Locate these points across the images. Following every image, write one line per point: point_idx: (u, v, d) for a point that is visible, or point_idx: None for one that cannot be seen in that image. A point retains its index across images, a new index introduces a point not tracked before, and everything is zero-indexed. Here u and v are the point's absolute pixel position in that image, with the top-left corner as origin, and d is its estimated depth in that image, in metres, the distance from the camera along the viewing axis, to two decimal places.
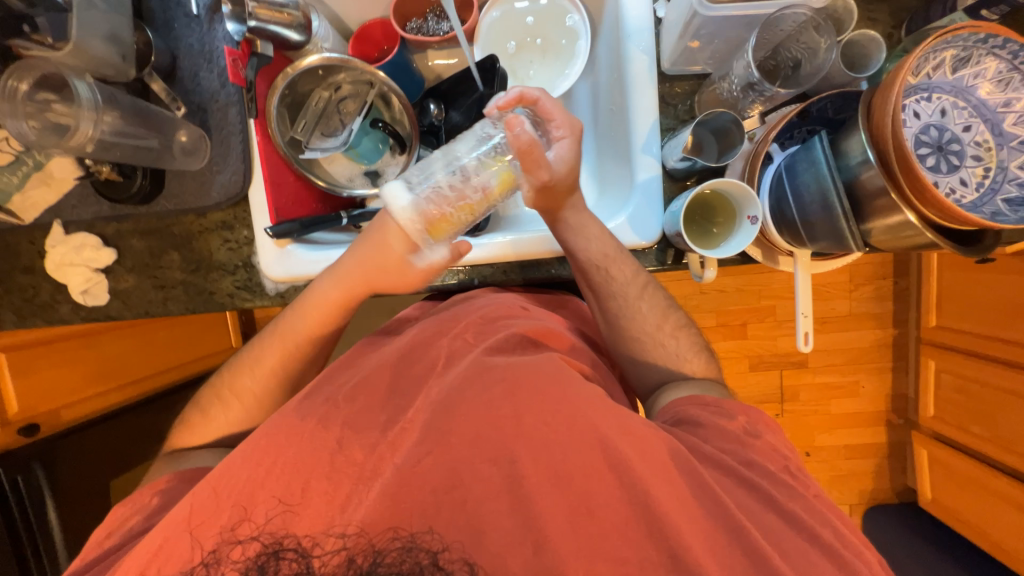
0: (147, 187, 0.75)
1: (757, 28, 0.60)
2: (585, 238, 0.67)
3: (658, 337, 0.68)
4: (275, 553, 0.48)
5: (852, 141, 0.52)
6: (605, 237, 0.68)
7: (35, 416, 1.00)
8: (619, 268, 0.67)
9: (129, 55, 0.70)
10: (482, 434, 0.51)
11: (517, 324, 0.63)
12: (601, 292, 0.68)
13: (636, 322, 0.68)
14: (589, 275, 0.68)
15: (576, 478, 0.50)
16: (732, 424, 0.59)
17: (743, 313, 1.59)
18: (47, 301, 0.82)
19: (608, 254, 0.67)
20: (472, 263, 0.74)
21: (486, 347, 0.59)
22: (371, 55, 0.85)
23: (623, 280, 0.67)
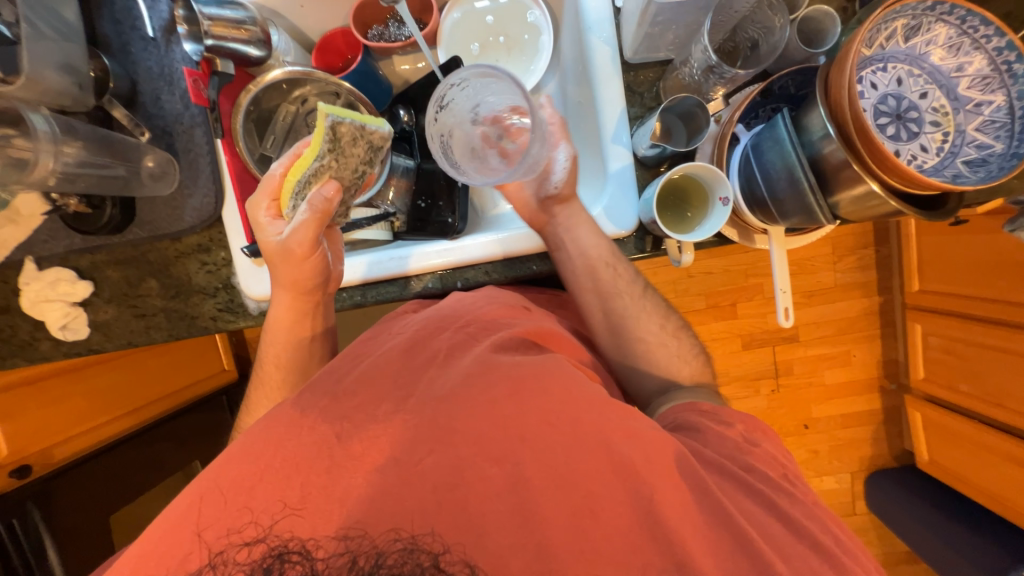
0: (117, 216, 0.75)
1: (711, 12, 0.60)
2: (593, 240, 0.71)
3: (659, 337, 0.72)
4: (280, 556, 0.44)
5: (812, 116, 0.53)
6: (610, 239, 0.72)
7: (25, 457, 0.98)
8: (623, 268, 0.72)
9: (87, 84, 0.68)
10: (478, 429, 0.50)
11: (512, 325, 0.63)
12: (606, 292, 0.72)
13: (639, 323, 0.72)
14: (597, 274, 0.71)
15: (571, 474, 0.49)
16: (731, 432, 0.60)
17: (731, 293, 1.61)
18: (27, 339, 0.81)
19: (611, 253, 0.71)
20: (453, 266, 0.74)
21: (490, 345, 0.59)
22: (336, 65, 0.84)
23: (626, 280, 0.72)
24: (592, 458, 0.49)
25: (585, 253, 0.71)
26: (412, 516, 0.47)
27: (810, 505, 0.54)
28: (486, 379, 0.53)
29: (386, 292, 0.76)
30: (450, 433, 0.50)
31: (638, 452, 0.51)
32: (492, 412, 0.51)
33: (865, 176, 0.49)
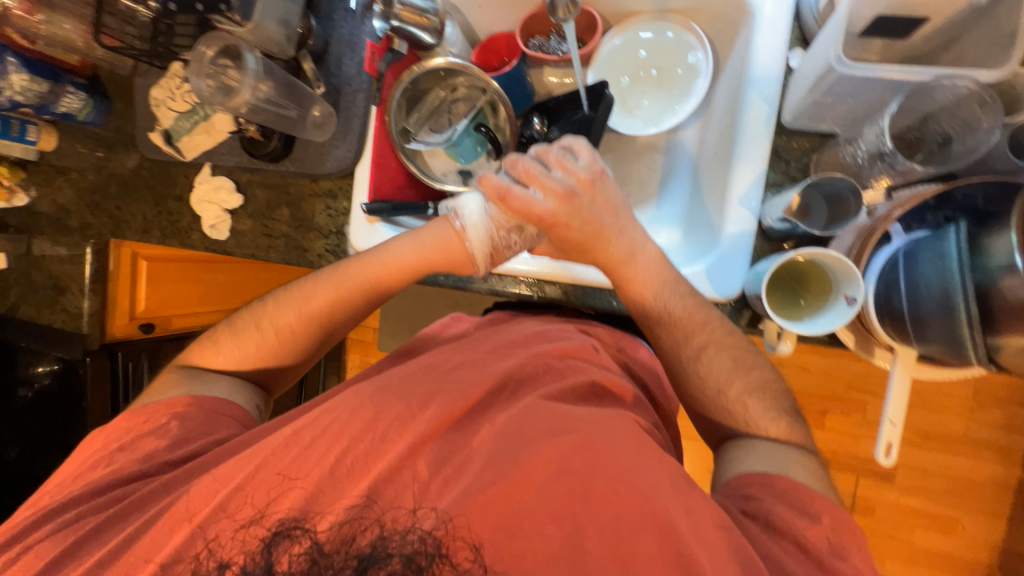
0: (278, 149, 0.86)
1: (901, 94, 0.52)
2: (667, 296, 0.65)
3: (720, 402, 0.64)
4: (288, 530, 0.52)
5: (999, 240, 0.44)
6: (681, 292, 0.65)
7: (154, 318, 1.26)
8: (683, 325, 0.65)
9: (292, 38, 0.82)
10: (542, 485, 0.52)
11: (577, 369, 0.63)
12: (662, 344, 0.67)
13: (696, 382, 0.65)
14: (653, 326, 0.67)
15: (629, 546, 0.49)
16: (815, 531, 0.51)
17: (824, 399, 1.41)
18: (185, 226, 0.99)
19: (670, 311, 0.65)
20: (535, 276, 0.76)
21: (544, 393, 0.59)
22: (492, 64, 0.89)
23: (696, 337, 0.64)
24: (633, 526, 0.49)
25: (645, 307, 0.67)
26: (472, 521, 0.51)
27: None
28: (549, 430, 0.54)
29: (465, 281, 0.80)
30: (517, 466, 0.52)
31: (703, 548, 0.48)
32: (554, 461, 0.52)
33: None
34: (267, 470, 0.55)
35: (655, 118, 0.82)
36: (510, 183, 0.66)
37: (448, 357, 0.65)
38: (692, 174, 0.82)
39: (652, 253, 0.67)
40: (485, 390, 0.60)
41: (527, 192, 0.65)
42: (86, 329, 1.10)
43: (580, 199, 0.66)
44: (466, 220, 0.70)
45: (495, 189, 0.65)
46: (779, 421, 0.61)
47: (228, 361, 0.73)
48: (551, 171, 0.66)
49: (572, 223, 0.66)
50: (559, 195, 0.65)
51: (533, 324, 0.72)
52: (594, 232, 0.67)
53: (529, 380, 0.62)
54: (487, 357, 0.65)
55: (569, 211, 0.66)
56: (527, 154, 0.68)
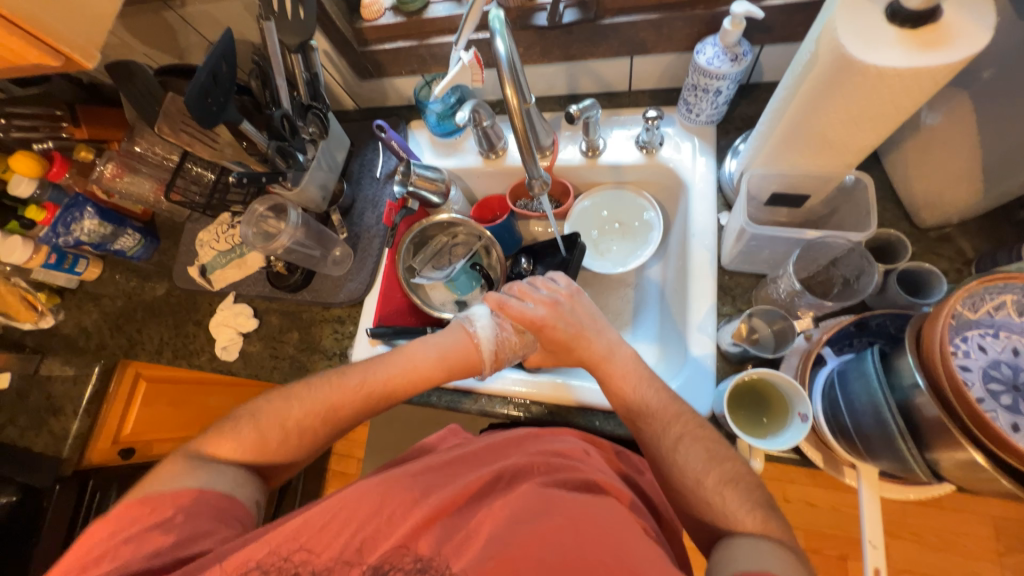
0: (299, 282, 1.01)
1: (801, 247, 0.68)
2: (646, 399, 0.70)
3: (701, 493, 0.60)
4: None
5: (902, 361, 0.52)
6: (663, 393, 0.70)
7: (135, 443, 1.28)
8: (673, 419, 0.67)
9: (327, 196, 1.01)
10: (543, 572, 0.51)
11: (571, 468, 0.64)
12: (648, 445, 0.68)
13: (677, 477, 0.63)
14: (639, 422, 0.70)
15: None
16: None
17: (841, 542, 1.33)
18: (198, 347, 1.07)
19: (647, 404, 0.70)
20: (526, 395, 0.83)
21: (544, 479, 0.61)
22: (487, 217, 1.09)
23: (681, 428, 0.66)
24: None
25: (626, 400, 0.72)
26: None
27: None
28: (539, 511, 0.56)
29: (456, 402, 0.86)
30: (511, 544, 0.53)
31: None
32: (552, 547, 0.52)
33: (966, 442, 0.46)
34: (279, 551, 0.55)
35: (621, 260, 0.97)
36: (507, 297, 0.81)
37: (449, 457, 0.68)
38: (659, 304, 0.94)
39: (629, 352, 0.76)
40: (483, 479, 0.62)
41: (521, 303, 0.79)
42: (65, 454, 1.07)
43: (564, 307, 0.79)
44: (478, 326, 0.79)
45: (495, 300, 0.80)
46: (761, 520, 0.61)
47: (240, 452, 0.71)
48: (539, 288, 0.82)
49: (558, 325, 0.77)
50: (550, 303, 0.79)
51: (535, 433, 0.74)
52: (577, 331, 0.77)
53: (526, 473, 0.64)
54: (485, 456, 0.69)
55: (557, 315, 0.78)
56: (521, 282, 0.85)
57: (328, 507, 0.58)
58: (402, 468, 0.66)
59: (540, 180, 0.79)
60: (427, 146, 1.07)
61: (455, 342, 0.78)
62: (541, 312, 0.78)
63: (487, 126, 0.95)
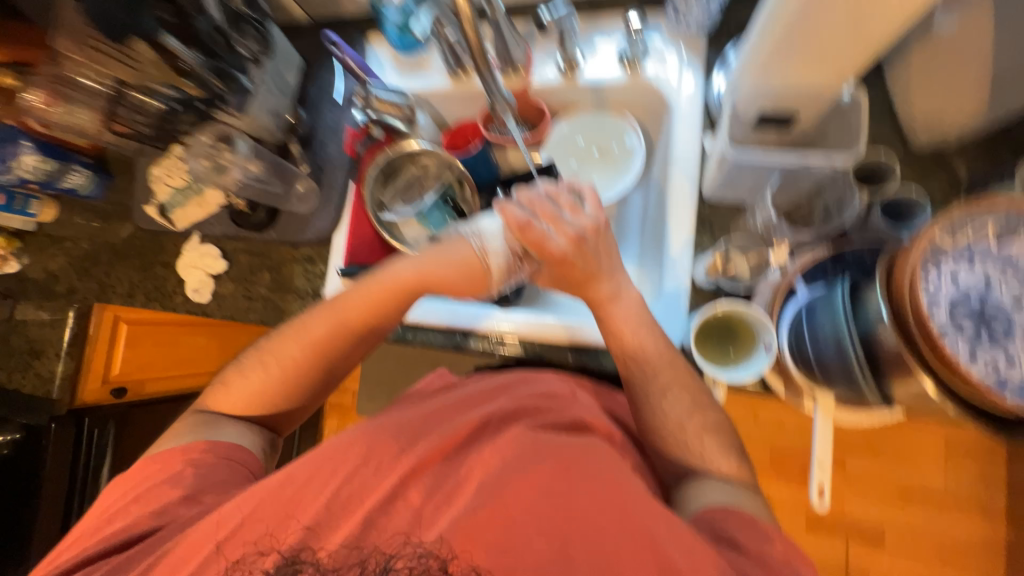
0: (263, 219, 0.96)
1: (781, 173, 0.64)
2: (620, 339, 0.69)
3: (682, 437, 0.66)
4: None
5: (872, 294, 0.51)
6: (649, 333, 0.69)
7: (126, 381, 1.30)
8: (658, 361, 0.68)
9: (282, 125, 0.93)
10: (534, 502, 0.54)
11: (560, 410, 0.66)
12: (634, 387, 0.69)
13: (659, 420, 0.67)
14: (629, 366, 0.69)
15: (617, 560, 0.50)
16: (768, 548, 0.54)
17: (802, 455, 1.43)
18: (169, 290, 1.04)
19: (642, 349, 0.69)
20: (522, 336, 0.81)
21: (535, 423, 0.63)
22: (462, 144, 1.00)
23: (666, 375, 0.67)
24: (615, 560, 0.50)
25: (623, 342, 0.70)
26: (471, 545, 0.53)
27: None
28: (536, 454, 0.58)
29: (432, 339, 0.86)
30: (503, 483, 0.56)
31: (686, 557, 0.49)
32: (543, 483, 0.55)
33: (923, 374, 0.46)
34: (296, 479, 0.60)
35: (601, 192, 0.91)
36: (528, 216, 0.69)
37: (443, 403, 0.69)
38: (640, 236, 0.90)
39: (636, 294, 0.71)
40: (472, 425, 0.63)
41: (541, 231, 0.69)
42: (57, 394, 1.10)
43: (587, 241, 0.69)
44: (488, 246, 0.75)
45: (518, 220, 0.69)
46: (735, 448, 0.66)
47: (241, 389, 0.75)
48: (565, 212, 0.69)
49: (578, 263, 0.70)
50: (576, 234, 0.69)
51: (523, 373, 0.74)
52: (592, 273, 0.70)
53: (516, 417, 0.65)
54: (475, 398, 0.69)
55: (577, 252, 0.69)
56: (542, 191, 0.71)
57: (331, 448, 0.62)
58: (395, 414, 0.68)
59: (501, 98, 0.72)
60: (390, 64, 0.97)
61: (445, 265, 0.74)
62: (563, 245, 0.69)
63: (453, 41, 0.84)
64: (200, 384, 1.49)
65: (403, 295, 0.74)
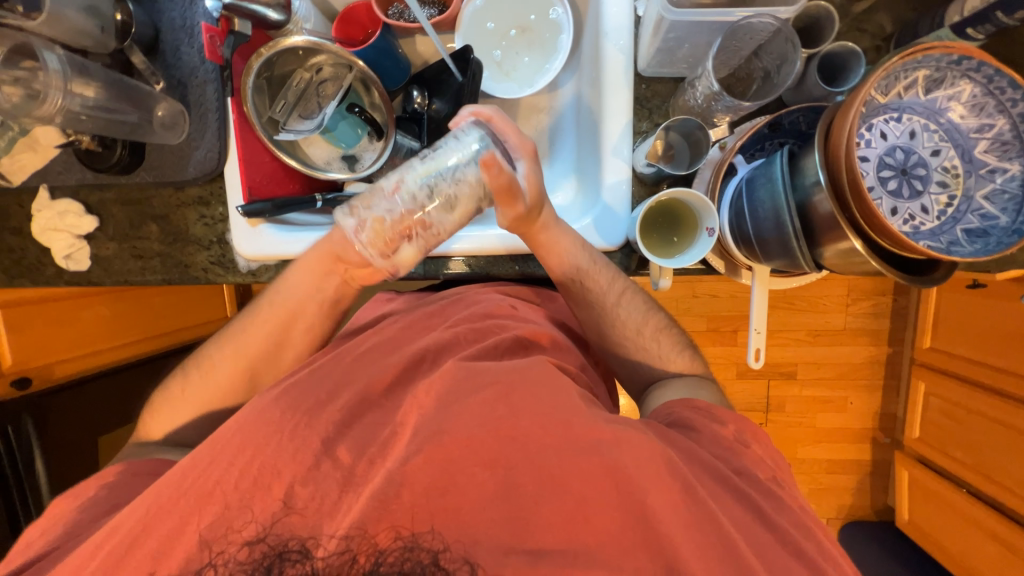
0: (126, 158, 0.77)
1: (723, 35, 0.58)
2: (557, 255, 0.67)
3: (640, 341, 0.71)
4: (280, 554, 0.48)
5: (809, 160, 0.51)
6: (579, 248, 0.67)
7: (28, 370, 1.12)
8: (594, 279, 0.68)
9: (110, 28, 0.70)
10: (480, 435, 0.53)
11: (512, 325, 0.67)
12: (579, 300, 0.70)
13: (618, 329, 0.70)
14: (568, 286, 0.69)
15: (574, 464, 0.51)
16: (727, 432, 0.61)
17: (734, 319, 1.59)
18: (34, 262, 0.86)
19: (580, 267, 0.67)
20: (466, 254, 0.75)
21: (476, 351, 0.62)
22: (357, 38, 0.84)
23: (602, 288, 0.69)
24: (578, 468, 0.51)
25: (559, 265, 0.68)
26: (412, 496, 0.50)
27: (798, 516, 0.55)
28: (477, 385, 0.57)
29: None
30: (445, 427, 0.54)
31: (631, 460, 0.52)
32: (481, 416, 0.54)
33: (852, 234, 0.48)
34: (224, 458, 0.53)
35: (528, 80, 0.81)
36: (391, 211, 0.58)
37: (374, 342, 0.67)
38: (574, 129, 0.83)
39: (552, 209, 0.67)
40: (404, 366, 0.63)
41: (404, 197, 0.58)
42: None
43: (530, 210, 0.62)
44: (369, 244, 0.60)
45: (501, 182, 0.56)
46: (653, 334, 0.71)
47: (203, 376, 0.70)
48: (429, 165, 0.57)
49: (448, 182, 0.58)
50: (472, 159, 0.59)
51: (462, 291, 0.76)
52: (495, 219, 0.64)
53: (453, 347, 0.65)
54: (407, 334, 0.68)
55: (521, 220, 0.62)
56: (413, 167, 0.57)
57: (229, 428, 0.55)
58: (313, 371, 0.64)
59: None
60: None
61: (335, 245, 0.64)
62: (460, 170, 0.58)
63: None
64: (138, 353, 1.35)
65: (315, 262, 0.67)
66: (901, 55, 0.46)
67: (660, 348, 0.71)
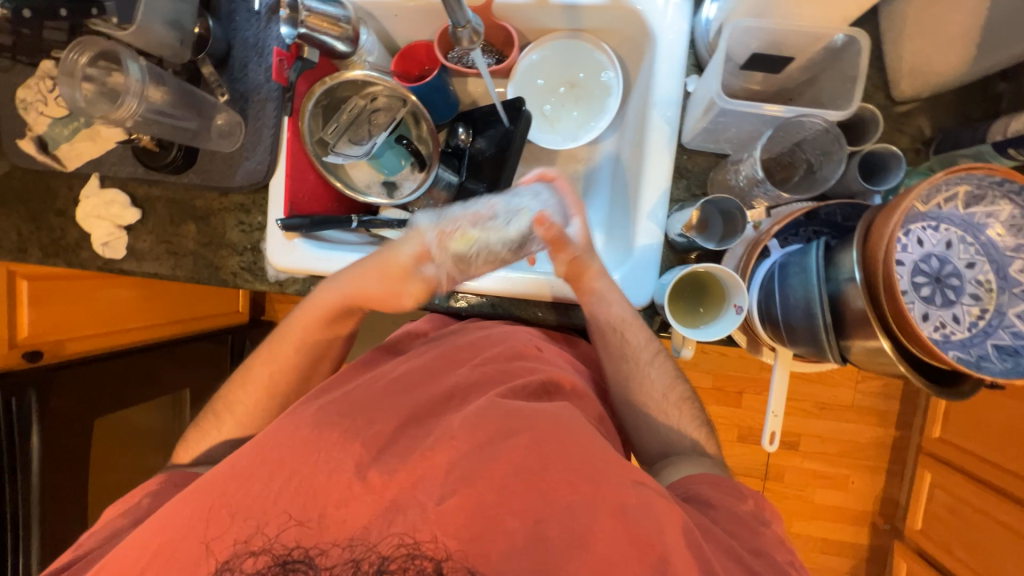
0: (178, 161, 0.80)
1: (774, 126, 0.61)
2: (605, 302, 0.68)
3: (663, 405, 0.70)
4: (284, 564, 0.52)
5: (845, 256, 0.51)
6: (625, 301, 0.69)
7: (41, 344, 1.12)
8: (633, 334, 0.68)
9: (187, 41, 0.74)
10: (503, 481, 0.54)
11: (532, 371, 0.66)
12: (613, 352, 0.70)
13: (644, 388, 0.69)
14: (605, 336, 0.69)
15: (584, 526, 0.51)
16: (742, 511, 0.59)
17: (741, 381, 1.58)
18: (72, 244, 0.88)
19: (621, 320, 0.68)
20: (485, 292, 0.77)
21: (502, 391, 0.61)
22: (413, 73, 0.88)
23: (637, 345, 0.69)
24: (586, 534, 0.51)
25: (597, 314, 0.69)
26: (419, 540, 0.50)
27: None
28: (493, 432, 0.56)
29: None
30: (460, 473, 0.54)
31: (641, 533, 0.51)
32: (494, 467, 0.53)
33: (881, 334, 0.48)
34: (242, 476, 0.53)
35: (573, 134, 0.85)
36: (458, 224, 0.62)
37: (396, 369, 0.67)
38: (610, 184, 0.85)
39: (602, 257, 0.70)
40: (419, 403, 0.62)
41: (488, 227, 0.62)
42: None
43: (582, 252, 0.67)
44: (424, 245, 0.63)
45: (551, 234, 0.63)
46: (675, 403, 0.70)
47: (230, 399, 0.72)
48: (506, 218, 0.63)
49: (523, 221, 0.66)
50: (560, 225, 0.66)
51: (486, 325, 0.76)
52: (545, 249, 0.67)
53: (479, 388, 0.64)
54: (427, 364, 0.68)
55: (575, 264, 0.68)
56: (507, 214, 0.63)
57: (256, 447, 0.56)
58: (345, 391, 0.64)
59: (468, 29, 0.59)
60: None
61: (372, 270, 0.64)
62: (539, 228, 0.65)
63: None
64: (149, 338, 1.36)
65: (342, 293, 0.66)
66: (955, 168, 0.48)
67: (682, 418, 0.70)
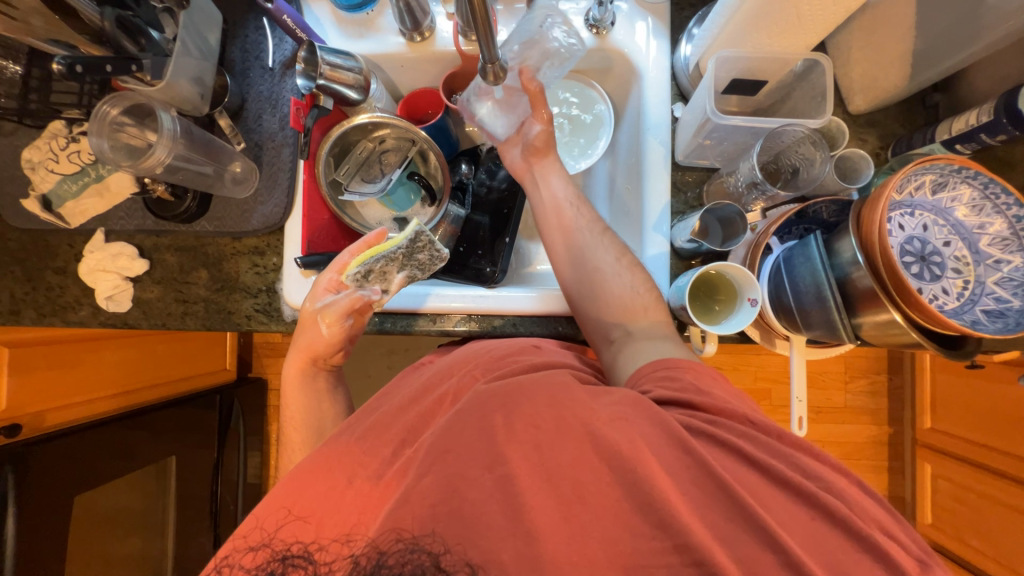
0: (193, 209, 0.81)
1: (762, 138, 0.70)
2: (556, 182, 0.81)
3: (616, 268, 0.74)
4: (283, 559, 0.52)
5: (843, 242, 0.57)
6: (571, 188, 0.82)
7: (18, 417, 1.02)
8: (580, 211, 0.79)
9: (207, 95, 0.79)
10: None
11: (518, 361, 0.65)
12: (568, 231, 0.78)
13: (596, 255, 0.75)
14: (561, 211, 0.79)
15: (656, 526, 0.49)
16: None
17: None
18: (71, 302, 0.85)
19: (562, 199, 0.80)
20: (483, 311, 0.79)
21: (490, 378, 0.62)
22: (415, 117, 0.95)
23: (586, 220, 0.79)
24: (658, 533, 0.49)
25: (551, 193, 0.80)
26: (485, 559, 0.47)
27: None
28: None
29: (410, 323, 0.80)
30: None
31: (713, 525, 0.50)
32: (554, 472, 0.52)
33: (891, 306, 0.53)
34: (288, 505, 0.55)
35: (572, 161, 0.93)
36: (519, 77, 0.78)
37: (425, 377, 0.69)
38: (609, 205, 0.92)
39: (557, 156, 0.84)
40: None
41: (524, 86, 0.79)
42: None
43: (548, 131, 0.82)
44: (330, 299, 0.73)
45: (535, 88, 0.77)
46: (627, 266, 0.74)
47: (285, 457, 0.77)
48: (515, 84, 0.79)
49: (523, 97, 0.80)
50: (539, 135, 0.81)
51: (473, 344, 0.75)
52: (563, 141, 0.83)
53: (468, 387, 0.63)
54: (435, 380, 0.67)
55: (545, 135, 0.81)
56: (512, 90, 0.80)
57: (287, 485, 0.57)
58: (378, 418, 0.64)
59: (497, 65, 0.59)
60: (330, 24, 0.85)
61: (308, 332, 0.76)
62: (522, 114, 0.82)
63: None
64: (136, 402, 1.28)
65: (297, 357, 0.78)
66: (923, 160, 0.56)
67: (633, 278, 0.73)
